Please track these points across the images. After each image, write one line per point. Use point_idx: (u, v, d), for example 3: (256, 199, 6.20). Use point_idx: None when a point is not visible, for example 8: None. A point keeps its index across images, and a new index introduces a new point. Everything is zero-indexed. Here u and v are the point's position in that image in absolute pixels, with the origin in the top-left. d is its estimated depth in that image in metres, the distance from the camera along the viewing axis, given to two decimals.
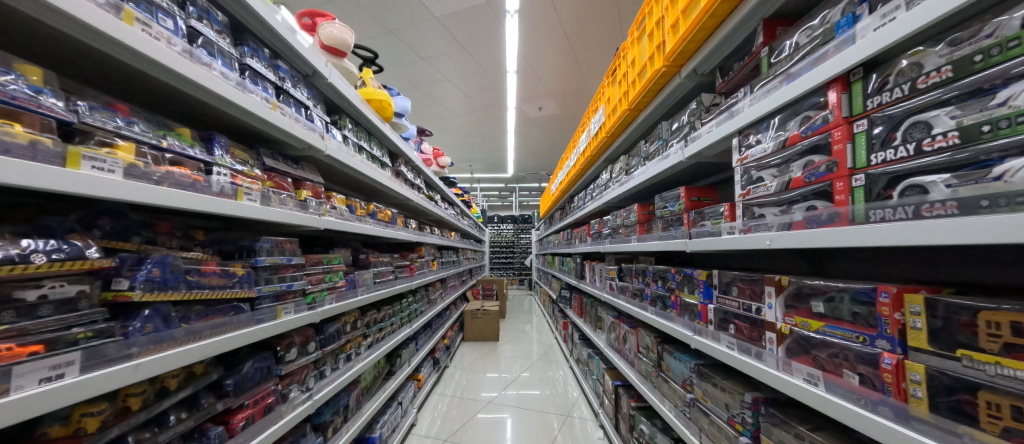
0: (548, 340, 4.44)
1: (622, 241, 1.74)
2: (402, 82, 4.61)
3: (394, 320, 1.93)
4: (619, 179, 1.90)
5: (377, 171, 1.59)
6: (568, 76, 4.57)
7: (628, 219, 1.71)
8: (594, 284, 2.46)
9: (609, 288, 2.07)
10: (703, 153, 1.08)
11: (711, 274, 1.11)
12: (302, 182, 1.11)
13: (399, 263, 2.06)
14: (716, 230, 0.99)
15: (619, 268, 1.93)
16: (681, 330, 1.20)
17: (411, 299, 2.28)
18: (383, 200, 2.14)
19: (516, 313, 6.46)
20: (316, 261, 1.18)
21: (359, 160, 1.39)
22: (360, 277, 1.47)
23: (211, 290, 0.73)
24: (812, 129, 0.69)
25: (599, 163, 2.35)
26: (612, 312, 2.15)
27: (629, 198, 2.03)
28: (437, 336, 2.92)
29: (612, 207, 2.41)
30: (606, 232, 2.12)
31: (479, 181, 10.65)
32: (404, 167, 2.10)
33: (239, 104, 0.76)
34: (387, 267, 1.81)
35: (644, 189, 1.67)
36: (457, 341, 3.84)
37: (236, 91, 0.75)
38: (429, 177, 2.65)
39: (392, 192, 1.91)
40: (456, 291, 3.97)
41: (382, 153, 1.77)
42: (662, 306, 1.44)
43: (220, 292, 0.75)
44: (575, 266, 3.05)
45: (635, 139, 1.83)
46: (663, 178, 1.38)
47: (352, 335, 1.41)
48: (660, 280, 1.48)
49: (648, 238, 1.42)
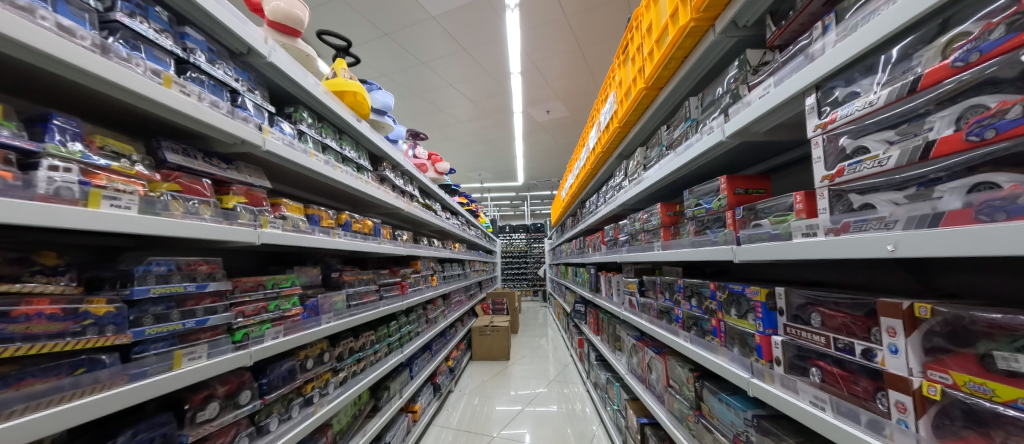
0: (563, 357, 4.07)
1: (643, 251, 1.44)
2: (403, 89, 4.50)
3: (380, 347, 1.66)
4: (636, 176, 1.59)
5: (348, 174, 1.36)
6: (575, 76, 4.34)
7: (649, 222, 1.41)
8: (611, 300, 2.12)
9: (629, 305, 1.73)
10: (751, 128, 0.78)
11: (772, 292, 0.74)
12: (229, 185, 0.89)
13: (385, 281, 1.80)
14: (782, 233, 0.66)
15: (639, 281, 1.60)
16: (728, 367, 0.83)
17: (402, 320, 2.01)
18: (368, 209, 1.90)
19: (529, 327, 6.10)
20: (251, 286, 0.95)
21: (319, 160, 1.17)
22: (326, 302, 1.22)
23: (40, 342, 0.49)
24: (981, 51, 0.38)
25: (613, 160, 2.05)
26: (634, 333, 1.80)
27: (649, 198, 1.71)
28: (438, 358, 2.63)
29: (629, 210, 2.09)
30: (623, 239, 1.82)
31: (489, 190, 10.47)
32: (390, 171, 1.87)
33: (99, 74, 0.55)
34: (365, 287, 1.55)
35: (670, 185, 1.36)
36: (463, 361, 3.53)
37: (92, 56, 0.54)
38: (424, 183, 2.42)
39: (374, 199, 1.68)
40: (462, 306, 3.70)
41: (360, 155, 1.55)
42: (696, 333, 1.06)
43: (61, 344, 0.51)
44: (590, 278, 2.73)
45: (656, 126, 1.52)
46: (693, 169, 1.08)
47: (314, 373, 1.16)
48: (693, 299, 1.10)
49: (676, 246, 1.11)
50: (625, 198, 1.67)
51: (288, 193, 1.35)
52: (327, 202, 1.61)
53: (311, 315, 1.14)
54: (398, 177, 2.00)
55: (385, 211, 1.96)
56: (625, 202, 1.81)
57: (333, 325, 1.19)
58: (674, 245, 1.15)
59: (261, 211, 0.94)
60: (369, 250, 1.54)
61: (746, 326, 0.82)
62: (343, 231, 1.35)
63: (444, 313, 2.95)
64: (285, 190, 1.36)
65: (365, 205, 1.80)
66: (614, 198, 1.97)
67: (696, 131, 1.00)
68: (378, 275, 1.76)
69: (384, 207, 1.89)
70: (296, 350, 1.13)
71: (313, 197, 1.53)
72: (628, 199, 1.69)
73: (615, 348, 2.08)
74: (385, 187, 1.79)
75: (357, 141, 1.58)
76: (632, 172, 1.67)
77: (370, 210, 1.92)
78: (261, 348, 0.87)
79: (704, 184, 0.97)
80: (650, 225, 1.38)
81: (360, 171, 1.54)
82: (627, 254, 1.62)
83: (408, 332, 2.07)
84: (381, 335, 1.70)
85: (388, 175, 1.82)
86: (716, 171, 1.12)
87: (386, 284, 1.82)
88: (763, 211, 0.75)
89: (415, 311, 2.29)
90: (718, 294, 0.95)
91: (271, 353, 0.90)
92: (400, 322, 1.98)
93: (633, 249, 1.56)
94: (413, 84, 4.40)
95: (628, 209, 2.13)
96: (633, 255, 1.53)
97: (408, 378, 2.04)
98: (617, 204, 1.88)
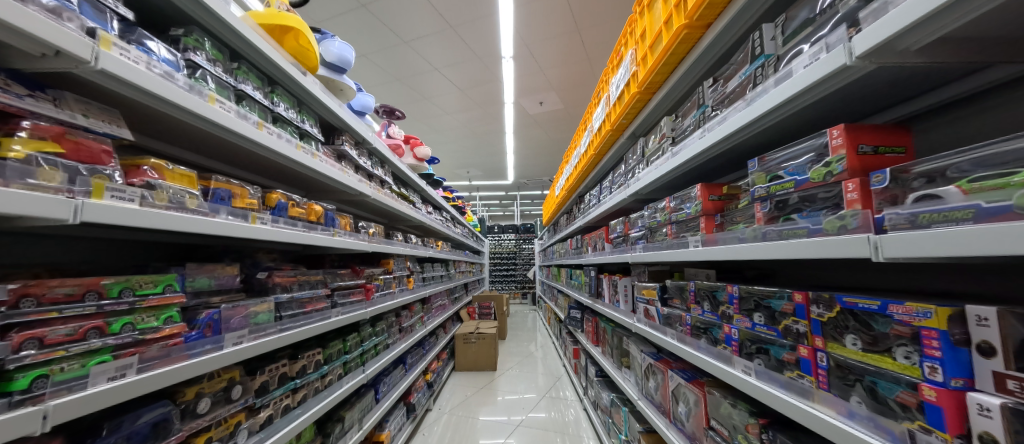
0: (556, 366, 3.73)
1: (668, 249, 1.12)
2: (384, 72, 4.10)
3: (334, 367, 1.29)
4: (658, 154, 1.25)
5: (279, 137, 0.98)
6: (572, 63, 4.04)
7: (680, 212, 1.09)
8: (618, 309, 1.80)
9: (645, 315, 1.40)
10: (895, 44, 0.46)
11: (962, 315, 0.41)
12: (22, 120, 0.51)
13: (344, 283, 1.43)
14: (1017, 203, 0.34)
15: (660, 288, 1.27)
16: (850, 429, 0.50)
17: (367, 331, 1.62)
18: (320, 194, 1.53)
19: (518, 332, 5.75)
20: (65, 296, 0.55)
21: (224, 105, 0.79)
22: (233, 315, 0.84)
23: None
24: None
25: (623, 142, 1.69)
26: (649, 349, 1.47)
27: (674, 183, 1.38)
28: (415, 372, 2.24)
29: (642, 201, 1.77)
30: (636, 236, 1.50)
31: (477, 189, 10.06)
32: (351, 147, 1.50)
33: None
34: (310, 290, 1.17)
35: (712, 160, 1.04)
36: (445, 373, 3.14)
37: None
38: (398, 169, 2.06)
39: (325, 179, 1.30)
40: (444, 311, 3.32)
41: (304, 119, 1.18)
42: (767, 363, 0.74)
43: None
44: (588, 281, 2.42)
45: (695, 84, 1.11)
46: (764, 127, 0.76)
47: (212, 419, 0.77)
48: (759, 315, 0.78)
49: (736, 240, 0.80)
50: (643, 184, 1.33)
51: (187, 161, 0.97)
52: (257, 178, 1.23)
53: (208, 334, 0.77)
54: (363, 156, 1.62)
55: (345, 197, 1.58)
56: (642, 189, 1.47)
57: (246, 348, 0.82)
58: (727, 238, 0.84)
59: (96, 172, 0.58)
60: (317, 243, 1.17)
61: (889, 367, 0.50)
62: (272, 215, 0.98)
63: (423, 319, 2.57)
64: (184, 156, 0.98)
65: (316, 186, 1.42)
66: (625, 186, 1.64)
67: (776, 70, 0.68)
68: (332, 276, 1.38)
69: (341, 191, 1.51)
70: (178, 388, 0.74)
71: (235, 171, 1.15)
72: (649, 183, 1.35)
73: (623, 364, 1.75)
74: (343, 166, 1.41)
75: (302, 101, 1.21)
76: (653, 151, 1.32)
77: (323, 195, 1.54)
78: (86, 396, 0.50)
79: (788, 146, 0.67)
80: (682, 215, 1.07)
81: (303, 139, 1.16)
82: (644, 253, 1.31)
83: (376, 345, 1.70)
84: (335, 353, 1.32)
85: (349, 150, 1.44)
86: (790, 135, 0.81)
87: (343, 287, 1.44)
88: (947, 170, 0.42)
89: (387, 318, 1.92)
90: (814, 312, 0.63)
91: (110, 403, 0.54)
92: (365, 335, 1.59)
93: (654, 246, 1.24)
94: (395, 67, 4.02)
95: (640, 202, 1.81)
96: (654, 254, 1.22)
97: (373, 402, 1.66)
98: (630, 193, 1.53)
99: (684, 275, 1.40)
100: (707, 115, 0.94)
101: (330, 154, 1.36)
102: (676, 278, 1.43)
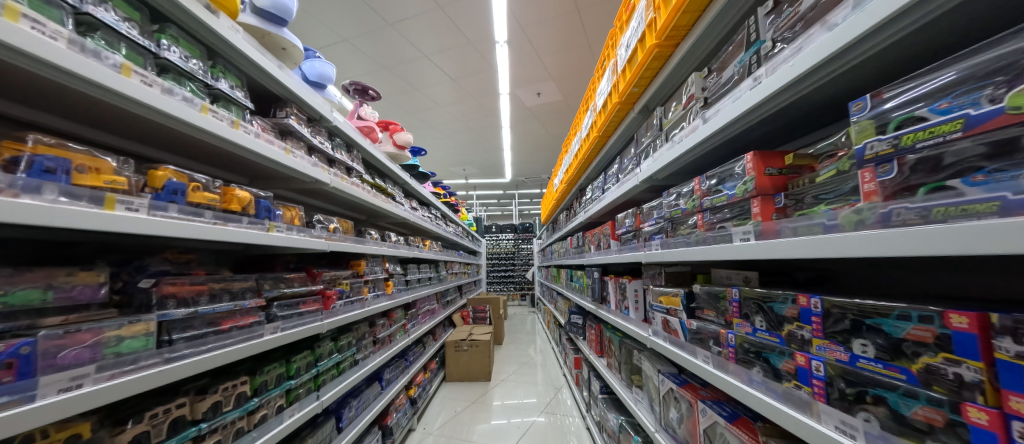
0: (556, 375, 3.44)
1: (702, 245, 0.85)
2: (370, 60, 3.82)
3: (269, 399, 1.00)
4: (684, 123, 0.98)
5: (162, 91, 0.69)
6: (571, 49, 3.76)
7: (716, 195, 0.82)
8: (629, 319, 1.52)
9: (664, 328, 1.12)
10: None
11: None
12: None
13: (292, 289, 1.15)
14: None
15: (685, 295, 1.00)
16: None
17: (327, 347, 1.33)
18: (261, 177, 1.23)
19: (517, 336, 5.47)
20: None
21: (41, 26, 0.50)
22: (69, 347, 0.56)
23: None
24: None
25: (636, 116, 1.40)
26: (669, 369, 1.19)
27: (702, 162, 1.09)
28: (395, 389, 1.95)
29: (655, 190, 1.49)
30: (651, 231, 1.23)
31: (475, 187, 9.79)
32: (301, 122, 1.21)
33: None
34: (230, 302, 0.90)
35: (767, 120, 0.76)
36: (434, 385, 2.83)
37: None
38: (371, 156, 1.78)
39: (257, 159, 1.02)
40: (432, 316, 3.01)
41: (219, 76, 0.88)
42: (880, 421, 0.46)
43: None
44: (592, 283, 2.14)
45: (739, 22, 0.83)
46: (883, 47, 0.48)
47: None
48: (865, 345, 0.51)
49: (827, 228, 0.53)
50: (663, 162, 1.04)
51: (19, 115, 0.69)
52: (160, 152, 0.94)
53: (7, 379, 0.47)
54: (319, 135, 1.32)
55: (296, 184, 1.29)
56: (661, 171, 1.19)
57: (83, 396, 0.54)
58: (808, 227, 0.57)
59: None
60: (246, 238, 0.89)
61: None
62: (159, 199, 0.70)
63: (407, 327, 2.28)
64: (17, 108, 0.68)
65: (251, 168, 1.13)
66: (637, 169, 1.35)
67: None
68: (274, 281, 1.10)
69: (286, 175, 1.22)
70: None
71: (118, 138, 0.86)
72: (671, 161, 1.06)
73: (636, 384, 1.46)
74: (287, 144, 1.13)
75: (216, 53, 0.91)
76: (678, 121, 1.04)
77: (266, 179, 1.25)
78: None
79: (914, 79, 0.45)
80: (719, 198, 0.79)
81: (213, 102, 0.87)
82: (666, 251, 1.04)
83: (340, 363, 1.41)
84: (273, 381, 1.03)
85: (296, 125, 1.15)
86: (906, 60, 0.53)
87: (290, 295, 1.16)
88: None
89: (357, 329, 1.63)
90: (1003, 348, 0.35)
91: None
92: (324, 352, 1.30)
93: (679, 242, 0.97)
94: (382, 54, 3.74)
95: (652, 192, 1.54)
96: (679, 253, 0.94)
97: (335, 432, 1.37)
98: (644, 176, 1.25)
99: (711, 278, 1.14)
100: (769, 52, 0.66)
101: (268, 128, 1.07)
102: (700, 283, 1.17)
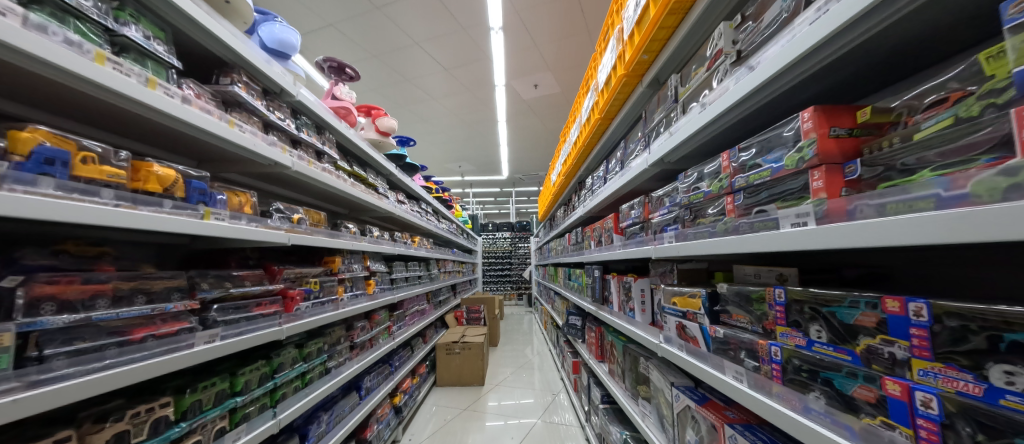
0: (553, 379, 3.27)
1: (733, 234, 0.68)
2: (357, 47, 3.62)
3: (204, 422, 0.81)
4: (708, 89, 0.81)
5: (18, 20, 0.51)
6: (569, 36, 3.58)
7: (754, 172, 0.65)
8: (636, 322, 1.35)
9: (679, 335, 0.96)
10: None
11: None
12: None
13: (243, 289, 0.97)
14: None
15: (709, 295, 0.82)
16: None
17: (290, 355, 1.15)
18: (207, 158, 1.04)
19: (513, 337, 5.30)
20: None
21: None
22: None
23: None
24: None
25: (643, 92, 1.18)
26: (684, 381, 1.03)
27: (726, 137, 0.91)
28: (377, 397, 1.76)
29: (664, 177, 1.33)
30: (663, 222, 1.06)
31: (471, 185, 9.62)
32: (254, 93, 1.02)
33: None
34: (148, 305, 0.72)
35: (828, 71, 0.58)
36: (423, 391, 2.65)
37: None
38: (348, 140, 1.59)
39: (188, 130, 0.83)
40: (422, 318, 2.82)
41: (127, 21, 0.70)
42: None
43: None
44: (592, 283, 1.97)
45: None
46: None
47: None
48: (1012, 375, 0.32)
49: (945, 202, 0.34)
50: (683, 137, 0.86)
51: None
52: (61, 118, 0.75)
53: None
54: (279, 111, 1.13)
55: (250, 167, 1.10)
56: (677, 151, 1.00)
57: None
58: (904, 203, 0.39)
59: None
60: (174, 226, 0.71)
61: None
62: (21, 171, 0.52)
63: (392, 330, 2.10)
64: None
65: (188, 144, 0.93)
66: (646, 151, 1.17)
67: None
68: (216, 279, 0.92)
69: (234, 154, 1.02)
70: None
71: None
72: (693, 136, 0.88)
73: (644, 396, 1.29)
74: (232, 115, 0.94)
75: None
76: (700, 86, 0.84)
77: (213, 160, 1.06)
78: None
79: None
80: (759, 175, 0.63)
81: (118, 53, 0.69)
82: (683, 244, 0.87)
83: (307, 373, 1.22)
84: (210, 400, 0.84)
85: (246, 95, 0.96)
86: None
87: (240, 296, 0.98)
88: None
89: (331, 333, 1.45)
90: None
91: None
92: (285, 361, 1.12)
93: (700, 232, 0.80)
94: (370, 41, 3.54)
95: (661, 181, 1.37)
96: (700, 245, 0.77)
97: None
98: (655, 158, 1.07)
99: (732, 276, 1.00)
100: None
101: (205, 95, 0.89)
102: (719, 281, 1.02)
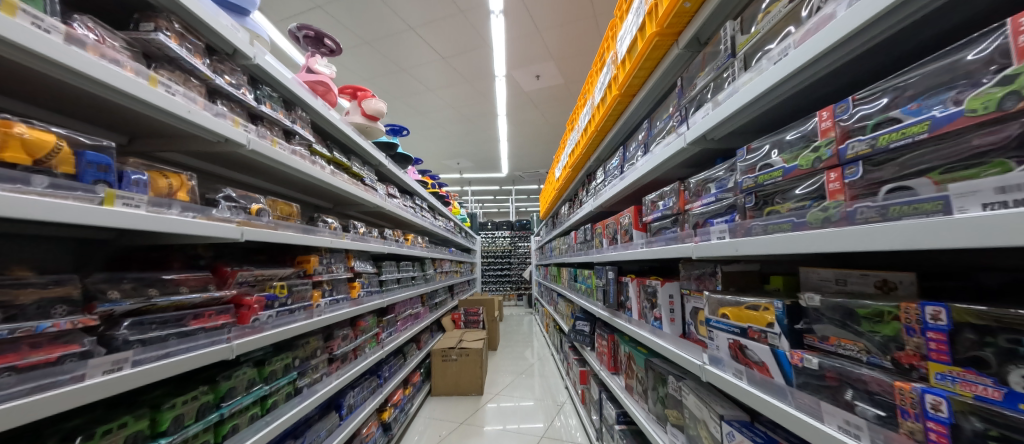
0: (557, 386, 3.05)
1: (849, 223, 0.47)
2: (348, 32, 3.38)
3: None
4: (794, 27, 0.59)
5: None
6: (574, 22, 3.36)
7: (887, 134, 0.43)
8: (665, 335, 1.14)
9: (736, 356, 0.75)
10: None
11: None
12: None
13: (175, 298, 0.75)
14: None
15: (788, 309, 0.61)
16: None
17: (245, 377, 0.92)
18: (136, 128, 0.82)
19: (512, 339, 5.09)
20: None
21: None
22: None
23: None
24: None
25: (680, 55, 0.96)
26: (737, 414, 0.81)
27: (806, 98, 0.69)
28: (362, 415, 1.54)
29: (698, 162, 1.12)
30: (710, 215, 0.85)
31: (469, 183, 9.40)
32: (192, 47, 0.79)
33: None
34: (8, 325, 0.48)
35: None
36: (416, 403, 2.43)
37: None
38: (326, 121, 1.36)
39: (84, 85, 0.61)
40: (415, 322, 2.60)
41: None
42: None
43: None
44: (605, 285, 1.75)
45: None
46: None
47: None
48: None
49: None
50: (756, 93, 0.63)
51: None
52: None
53: None
54: (232, 77, 0.90)
55: (192, 143, 0.88)
56: (733, 119, 0.78)
57: None
58: None
59: None
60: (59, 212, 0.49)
61: None
62: None
63: (381, 337, 1.89)
64: None
65: (100, 104, 0.71)
66: (684, 127, 0.94)
67: None
68: (135, 285, 0.70)
69: (166, 122, 0.80)
70: None
71: None
72: (766, 94, 0.66)
73: (675, 423, 1.08)
74: (158, 72, 0.72)
75: None
76: (782, 21, 0.61)
77: (145, 132, 0.84)
78: None
79: None
80: (905, 131, 0.41)
81: None
82: (750, 240, 0.66)
83: (270, 397, 1.00)
84: None
85: (178, 48, 0.73)
86: None
87: (171, 307, 0.76)
88: None
89: (305, 346, 1.23)
90: None
91: None
92: (238, 385, 0.89)
93: (782, 224, 0.59)
94: (362, 26, 3.30)
95: (694, 166, 1.16)
96: (785, 240, 0.56)
97: None
98: (701, 132, 0.84)
99: (795, 281, 0.82)
100: None
101: (114, 41, 0.65)
102: (777, 287, 0.85)
